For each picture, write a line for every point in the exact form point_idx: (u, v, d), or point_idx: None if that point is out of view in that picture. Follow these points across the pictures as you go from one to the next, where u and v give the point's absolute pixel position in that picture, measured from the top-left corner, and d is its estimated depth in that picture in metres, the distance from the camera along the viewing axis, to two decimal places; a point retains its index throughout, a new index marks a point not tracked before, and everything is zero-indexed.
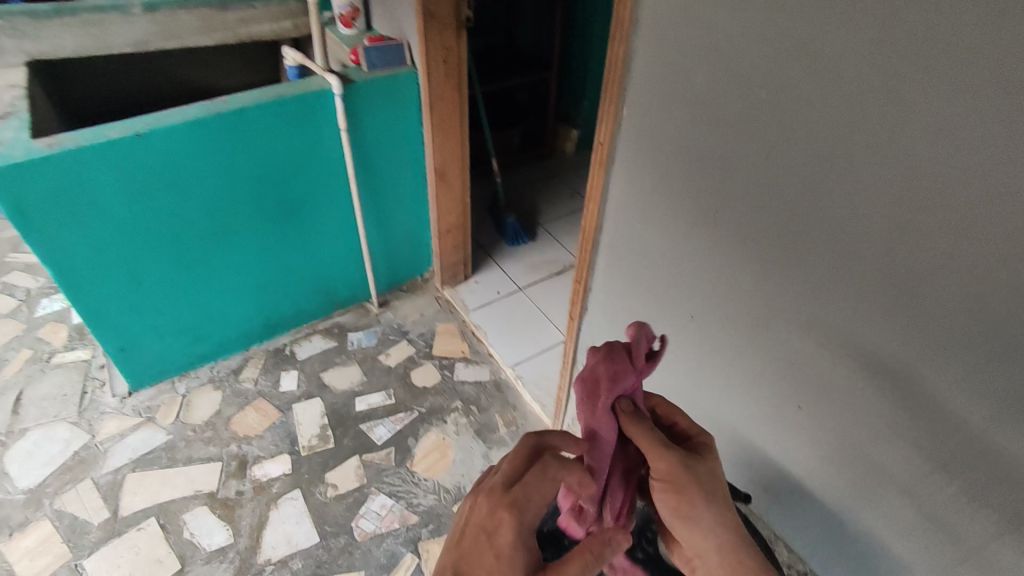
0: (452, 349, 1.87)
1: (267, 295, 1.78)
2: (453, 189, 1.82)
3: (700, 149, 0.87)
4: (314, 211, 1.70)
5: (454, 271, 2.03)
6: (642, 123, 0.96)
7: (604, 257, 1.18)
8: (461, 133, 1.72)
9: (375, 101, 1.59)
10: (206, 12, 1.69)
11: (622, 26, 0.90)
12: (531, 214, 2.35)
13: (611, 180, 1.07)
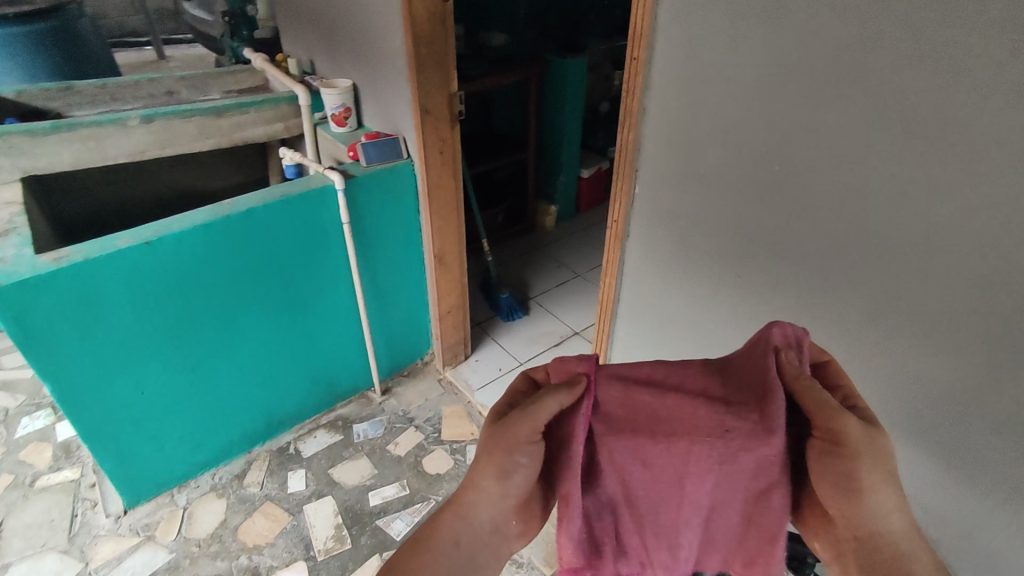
0: (461, 431, 1.84)
1: (270, 392, 1.74)
2: (452, 271, 1.86)
3: (718, 222, 0.93)
4: (317, 304, 1.70)
5: (455, 351, 2.03)
6: (655, 201, 1.02)
7: (622, 328, 1.22)
8: (457, 217, 1.78)
9: (375, 194, 1.64)
10: (201, 120, 1.72)
11: (631, 116, 0.98)
12: (522, 288, 2.40)
13: (627, 255, 1.13)
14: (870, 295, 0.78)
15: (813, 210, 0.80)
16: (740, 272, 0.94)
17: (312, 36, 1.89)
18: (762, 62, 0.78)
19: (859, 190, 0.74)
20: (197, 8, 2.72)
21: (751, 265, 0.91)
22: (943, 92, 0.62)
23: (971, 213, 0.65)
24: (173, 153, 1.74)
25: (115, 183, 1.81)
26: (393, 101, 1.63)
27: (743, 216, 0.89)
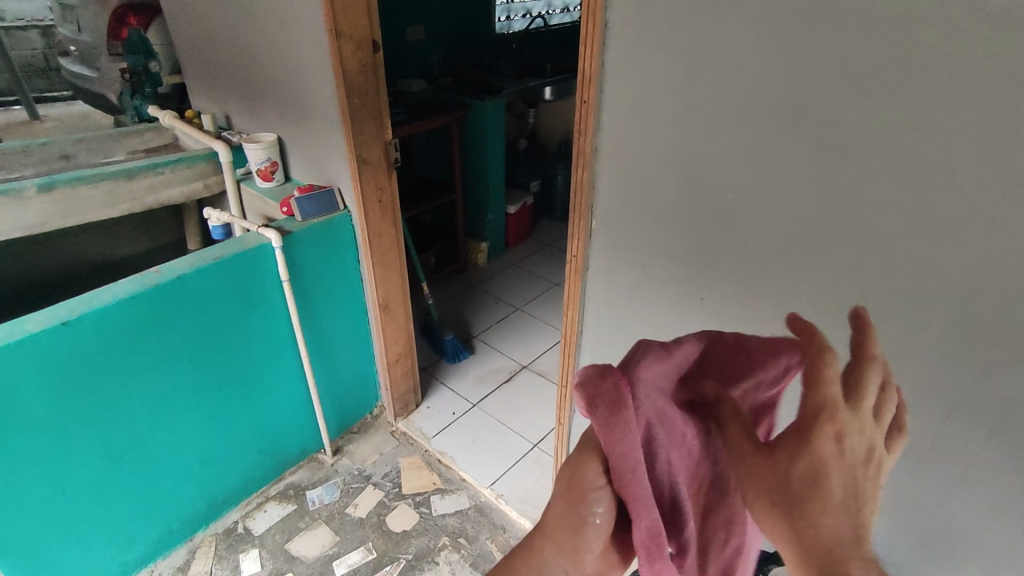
0: (423, 482, 1.78)
1: (212, 470, 1.61)
2: (398, 319, 1.82)
3: (677, 250, 1.00)
4: (258, 368, 1.61)
5: (405, 400, 1.98)
6: (613, 234, 1.08)
7: (587, 358, 1.25)
8: (399, 264, 1.76)
9: (314, 248, 1.59)
10: (110, 185, 1.59)
11: (584, 156, 1.03)
12: (464, 328, 2.39)
13: (588, 287, 1.17)
14: (826, 305, 0.86)
15: (767, 233, 0.88)
16: (701, 295, 1.00)
17: (228, 90, 1.82)
18: (707, 103, 0.86)
19: (807, 212, 0.82)
20: (73, 63, 2.51)
21: (711, 287, 0.98)
22: (874, 124, 0.72)
23: (908, 226, 0.74)
24: (79, 222, 1.59)
25: (9, 260, 1.62)
26: (325, 153, 1.61)
27: (701, 242, 0.96)
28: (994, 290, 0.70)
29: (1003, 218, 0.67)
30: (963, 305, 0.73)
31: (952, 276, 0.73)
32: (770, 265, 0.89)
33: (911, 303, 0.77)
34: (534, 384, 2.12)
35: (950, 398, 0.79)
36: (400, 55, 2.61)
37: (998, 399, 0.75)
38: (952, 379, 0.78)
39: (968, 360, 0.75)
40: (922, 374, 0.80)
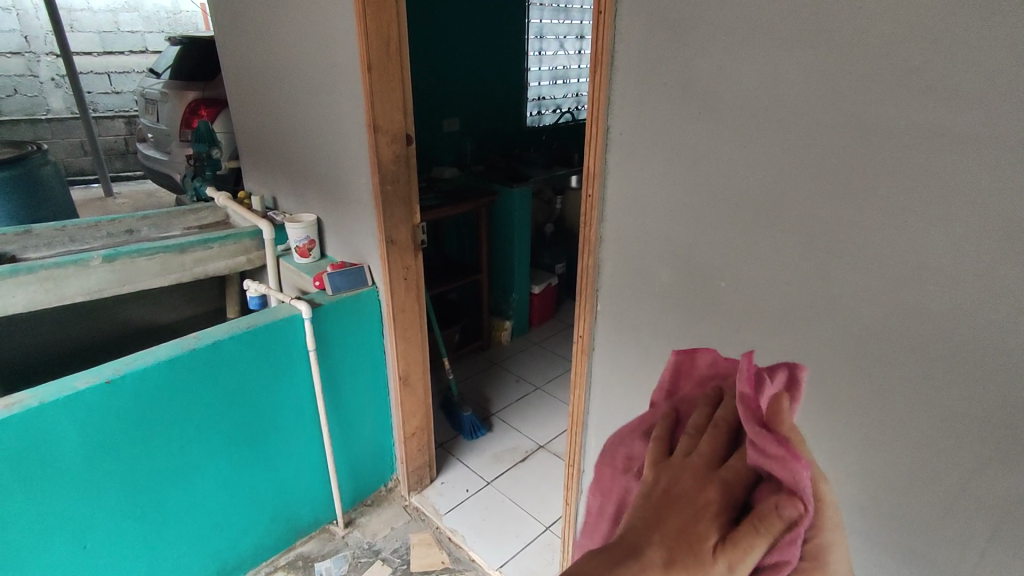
0: (432, 560, 1.76)
1: (226, 535, 1.63)
2: (416, 392, 1.87)
3: (676, 332, 1.04)
4: (279, 435, 1.66)
5: (420, 474, 1.99)
6: (617, 315, 1.13)
7: (593, 436, 1.27)
8: (421, 338, 1.83)
9: (341, 320, 1.69)
10: (164, 257, 1.74)
11: (589, 243, 1.11)
12: (483, 404, 2.42)
13: (594, 365, 1.21)
14: (818, 391, 0.88)
15: (757, 320, 0.92)
16: None
17: (277, 175, 2.01)
18: (698, 198, 0.93)
19: (794, 300, 0.87)
20: (150, 148, 2.81)
21: None
22: (849, 221, 0.78)
23: (886, 316, 0.78)
24: (132, 290, 1.73)
25: (67, 322, 1.77)
26: (358, 232, 1.74)
27: (698, 325, 1.00)
28: (975, 381, 0.72)
29: (975, 312, 0.70)
30: (946, 397, 0.75)
31: (932, 366, 0.75)
32: (763, 350, 0.93)
33: (898, 392, 0.79)
34: (549, 465, 2.10)
35: (944, 491, 0.79)
36: (436, 145, 2.82)
37: (989, 493, 0.75)
38: (942, 471, 0.78)
39: (956, 451, 0.76)
40: (916, 465, 0.81)
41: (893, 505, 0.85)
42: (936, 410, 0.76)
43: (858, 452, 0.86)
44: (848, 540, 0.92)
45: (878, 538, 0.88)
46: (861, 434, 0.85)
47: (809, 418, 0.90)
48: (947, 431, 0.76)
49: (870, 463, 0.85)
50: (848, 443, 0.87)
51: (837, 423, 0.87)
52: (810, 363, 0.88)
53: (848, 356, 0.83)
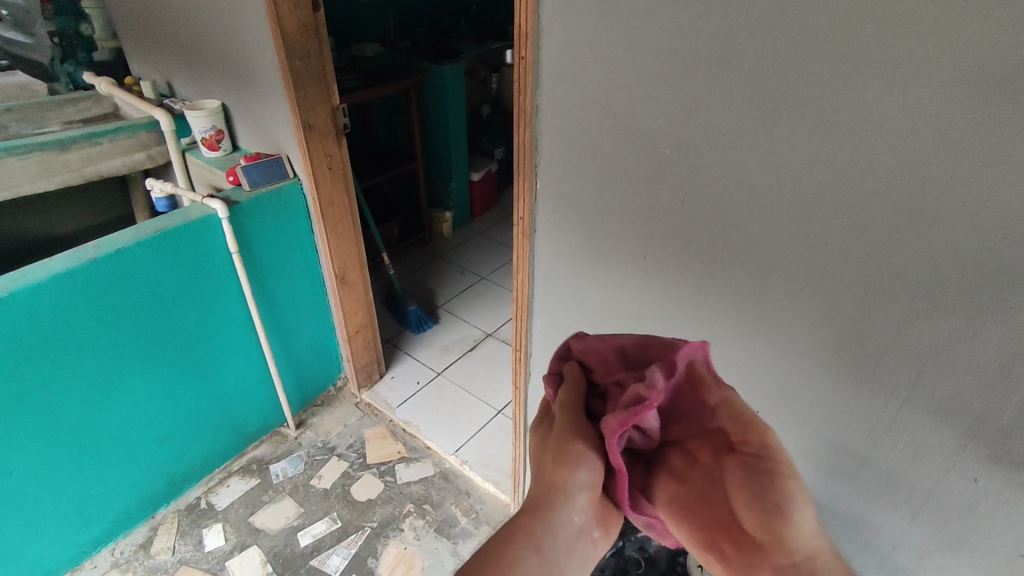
0: (388, 451, 1.79)
1: (169, 447, 1.59)
2: (355, 290, 1.79)
3: (619, 206, 0.98)
4: (212, 344, 1.58)
5: (369, 371, 1.98)
6: (557, 194, 1.06)
7: (539, 321, 1.25)
8: (354, 234, 1.72)
9: (263, 218, 1.55)
10: (43, 156, 1.52)
11: (525, 115, 1.01)
12: (428, 298, 2.38)
13: (535, 249, 1.15)
14: (763, 259, 0.86)
15: (703, 188, 0.87)
16: (643, 253, 0.99)
17: (167, 55, 1.74)
18: (640, 54, 0.83)
19: (741, 164, 0.81)
20: None
21: (653, 245, 0.97)
22: (803, 71, 0.70)
23: (835, 174, 0.73)
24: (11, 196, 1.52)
25: None
26: (270, 118, 1.55)
27: (641, 197, 0.94)
28: (919, 235, 0.70)
29: (928, 161, 0.66)
30: (889, 254, 0.73)
31: (879, 223, 0.72)
32: (708, 220, 0.89)
33: (842, 253, 0.77)
34: (499, 352, 2.12)
35: (879, 347, 0.80)
36: (354, 18, 2.52)
37: (920, 345, 0.77)
38: (878, 328, 0.79)
39: (892, 308, 0.77)
40: (853, 325, 0.81)
41: (830, 365, 0.86)
42: (877, 269, 0.75)
43: (799, 317, 0.86)
44: (784, 401, 0.95)
45: (812, 395, 0.91)
46: (803, 300, 0.84)
47: (753, 287, 0.89)
48: (887, 289, 0.76)
49: (810, 326, 0.86)
50: (791, 309, 0.86)
51: (779, 289, 0.86)
52: (755, 230, 0.84)
53: (794, 221, 0.80)
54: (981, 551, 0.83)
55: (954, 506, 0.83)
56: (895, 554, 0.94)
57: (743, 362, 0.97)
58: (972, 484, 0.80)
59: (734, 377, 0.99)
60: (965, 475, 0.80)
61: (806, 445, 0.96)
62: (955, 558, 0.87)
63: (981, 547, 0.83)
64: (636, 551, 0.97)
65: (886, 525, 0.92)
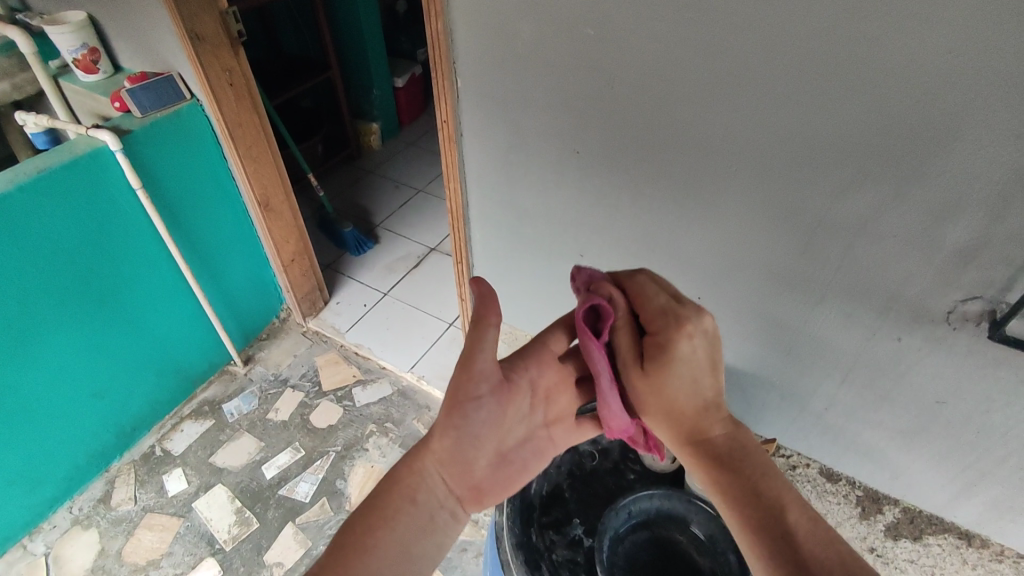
0: (343, 377, 1.78)
1: (109, 400, 1.52)
2: (283, 216, 1.69)
3: (547, 100, 0.91)
4: (134, 288, 1.47)
5: (312, 299, 1.91)
6: (481, 91, 0.97)
7: (477, 230, 1.20)
8: (272, 155, 1.59)
9: (163, 146, 1.40)
10: None
11: (434, 4, 0.90)
12: (364, 217, 2.28)
13: (464, 153, 1.08)
14: (697, 144, 0.82)
15: (630, 70, 0.81)
16: (575, 148, 0.94)
17: None
18: None
19: (667, 41, 0.75)
20: None
21: (585, 139, 0.92)
22: None
23: (767, 43, 0.69)
24: None
25: None
26: (151, 29, 1.35)
27: (567, 88, 0.88)
28: (851, 102, 0.68)
29: (859, 22, 0.62)
30: (821, 124, 0.71)
31: (811, 94, 0.69)
32: (637, 108, 0.84)
33: (773, 129, 0.75)
34: (444, 265, 2.09)
35: (812, 222, 0.81)
36: None
37: (850, 215, 0.77)
38: (810, 204, 0.79)
39: (825, 181, 0.76)
40: (787, 203, 0.80)
41: (763, 245, 0.87)
42: (810, 142, 0.73)
43: (735, 200, 0.85)
44: (723, 286, 0.96)
45: (748, 277, 0.92)
46: (736, 182, 0.83)
47: (689, 174, 0.86)
48: (819, 163, 0.75)
49: (746, 208, 0.84)
50: (726, 192, 0.85)
51: (714, 174, 0.84)
52: (687, 114, 0.80)
53: (723, 99, 0.76)
54: (903, 404, 0.90)
55: (881, 365, 0.88)
56: (827, 414, 1.00)
57: (682, 251, 0.96)
58: (897, 345, 0.85)
59: (673, 267, 0.99)
60: (890, 337, 0.85)
61: (745, 325, 0.99)
62: (879, 412, 0.94)
63: (902, 400, 0.90)
64: (589, 445, 0.89)
65: (819, 390, 0.98)
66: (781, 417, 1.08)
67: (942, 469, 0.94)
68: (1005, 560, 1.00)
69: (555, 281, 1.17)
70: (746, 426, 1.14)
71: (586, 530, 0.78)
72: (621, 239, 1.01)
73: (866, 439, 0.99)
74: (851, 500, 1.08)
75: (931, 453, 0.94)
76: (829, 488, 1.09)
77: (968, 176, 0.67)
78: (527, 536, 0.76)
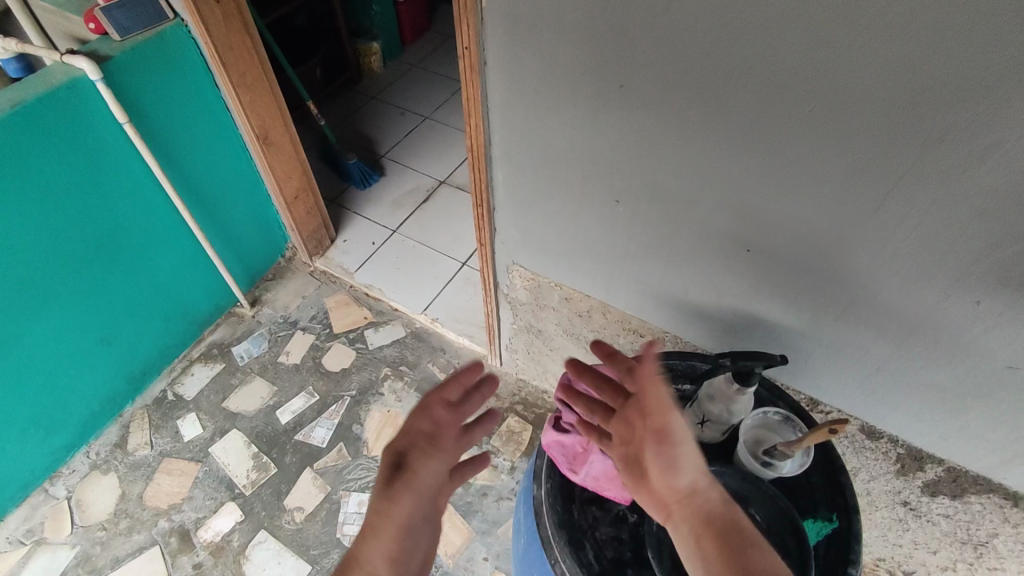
0: (354, 319, 1.73)
1: (117, 345, 1.48)
2: (283, 149, 1.56)
3: (587, 22, 0.78)
4: (130, 231, 1.39)
5: (318, 237, 1.82)
6: (507, 12, 0.84)
7: (500, 170, 1.09)
8: (267, 82, 1.44)
9: (146, 73, 1.26)
10: None
11: None
12: (368, 147, 2.14)
13: (487, 85, 0.96)
14: (766, 78, 0.70)
15: None
16: (618, 80, 0.82)
17: None
18: None
19: None
20: None
21: (630, 70, 0.80)
22: None
23: None
24: None
25: None
26: None
27: (613, 9, 0.75)
28: (969, 29, 0.56)
29: None
30: (931, 60, 0.60)
31: (924, 19, 0.58)
32: (698, 33, 0.71)
33: (860, 64, 0.64)
34: (454, 200, 1.98)
35: (895, 172, 0.70)
36: None
37: (944, 164, 0.67)
38: (896, 151, 0.68)
39: (917, 125, 0.65)
40: (866, 152, 0.70)
41: (829, 196, 0.77)
42: (904, 82, 0.63)
43: (804, 148, 0.74)
44: (777, 240, 0.87)
45: (809, 230, 0.83)
46: (809, 125, 0.72)
47: (751, 113, 0.75)
48: (914, 106, 0.64)
49: (816, 158, 0.74)
50: (795, 137, 0.74)
51: (781, 116, 0.73)
52: (760, 42, 0.68)
53: (806, 26, 0.64)
54: (966, 368, 0.84)
55: (952, 327, 0.81)
56: (879, 373, 0.94)
57: (733, 198, 0.86)
58: (972, 307, 0.77)
59: (721, 217, 0.90)
60: (965, 299, 0.77)
61: (796, 281, 0.90)
62: (939, 374, 0.87)
63: (967, 364, 0.83)
64: None
65: (872, 349, 0.91)
66: (826, 375, 1.01)
67: (996, 434, 0.89)
68: None
69: (585, 228, 1.08)
70: (787, 382, 1.08)
71: (630, 506, 0.73)
72: (663, 183, 0.91)
73: (919, 400, 0.93)
74: (891, 457, 1.04)
75: (987, 417, 0.88)
76: (868, 445, 1.05)
77: None
78: (569, 514, 0.71)
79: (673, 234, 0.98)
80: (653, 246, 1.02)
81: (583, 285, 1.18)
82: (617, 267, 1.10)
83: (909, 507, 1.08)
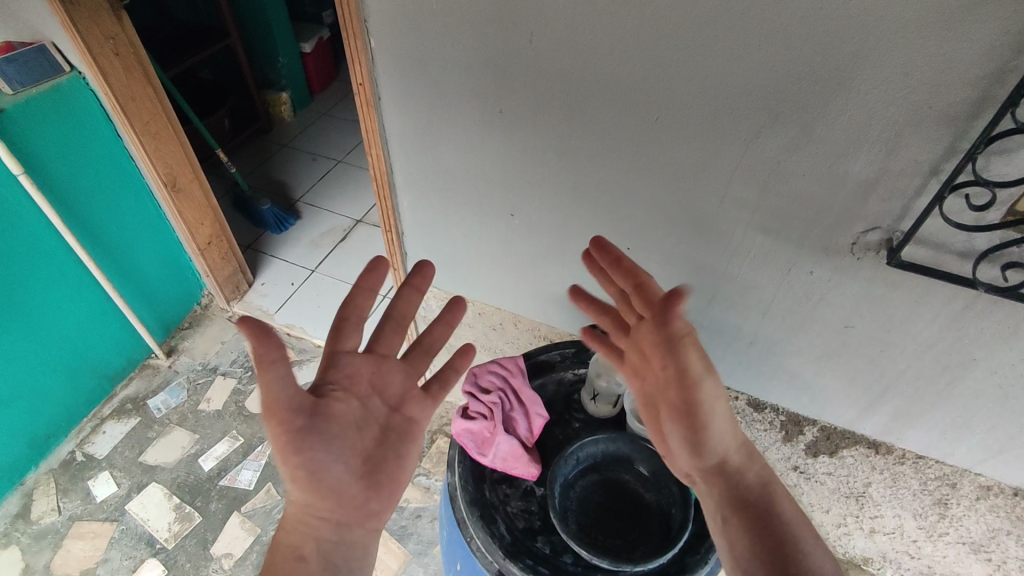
0: None
1: (15, 408, 1.41)
2: (193, 195, 1.57)
3: (464, 57, 0.89)
4: (28, 286, 1.35)
5: (235, 282, 1.82)
6: (395, 52, 0.94)
7: (405, 197, 1.17)
8: (173, 130, 1.47)
9: (42, 126, 1.26)
10: None
11: None
12: (282, 192, 2.17)
13: (384, 118, 1.05)
14: (616, 97, 0.83)
15: (547, 25, 0.79)
16: (497, 106, 0.93)
17: None
18: None
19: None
20: None
21: (506, 96, 0.91)
22: None
23: None
24: None
25: None
26: None
27: (484, 44, 0.86)
28: (756, 48, 0.71)
29: None
30: (734, 75, 0.74)
31: (723, 43, 0.72)
32: (556, 61, 0.83)
33: (684, 81, 0.77)
34: (372, 236, 2.03)
35: (728, 168, 0.84)
36: None
37: (762, 158, 0.81)
38: (725, 150, 0.82)
39: (736, 128, 0.79)
40: (703, 153, 0.84)
41: (683, 193, 0.90)
42: (718, 93, 0.76)
43: (655, 153, 0.87)
44: (649, 237, 0.99)
45: (673, 225, 0.95)
46: (656, 133, 0.85)
47: (608, 127, 0.87)
48: (731, 112, 0.77)
49: (666, 160, 0.87)
50: (647, 145, 0.87)
51: (633, 127, 0.85)
52: (607, 68, 0.80)
53: (638, 53, 0.77)
54: (816, 332, 0.98)
55: (798, 297, 0.95)
56: (752, 347, 1.07)
57: (608, 203, 0.98)
58: (809, 278, 0.91)
59: (601, 221, 1.01)
60: (803, 271, 0.91)
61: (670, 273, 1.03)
62: (798, 341, 1.01)
63: (816, 328, 0.97)
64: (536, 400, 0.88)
65: (742, 325, 1.04)
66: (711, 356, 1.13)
67: (850, 389, 1.04)
68: (907, 461, 1.09)
69: (488, 243, 1.17)
70: None
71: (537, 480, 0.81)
72: (548, 194, 1.02)
73: (788, 367, 1.07)
74: (776, 425, 1.16)
75: (841, 375, 1.02)
76: (757, 416, 1.17)
77: (864, 119, 0.72)
78: (481, 493, 0.78)
79: (564, 241, 1.08)
80: (549, 254, 1.12)
81: (493, 298, 1.27)
82: (521, 277, 1.20)
83: (798, 471, 1.20)
